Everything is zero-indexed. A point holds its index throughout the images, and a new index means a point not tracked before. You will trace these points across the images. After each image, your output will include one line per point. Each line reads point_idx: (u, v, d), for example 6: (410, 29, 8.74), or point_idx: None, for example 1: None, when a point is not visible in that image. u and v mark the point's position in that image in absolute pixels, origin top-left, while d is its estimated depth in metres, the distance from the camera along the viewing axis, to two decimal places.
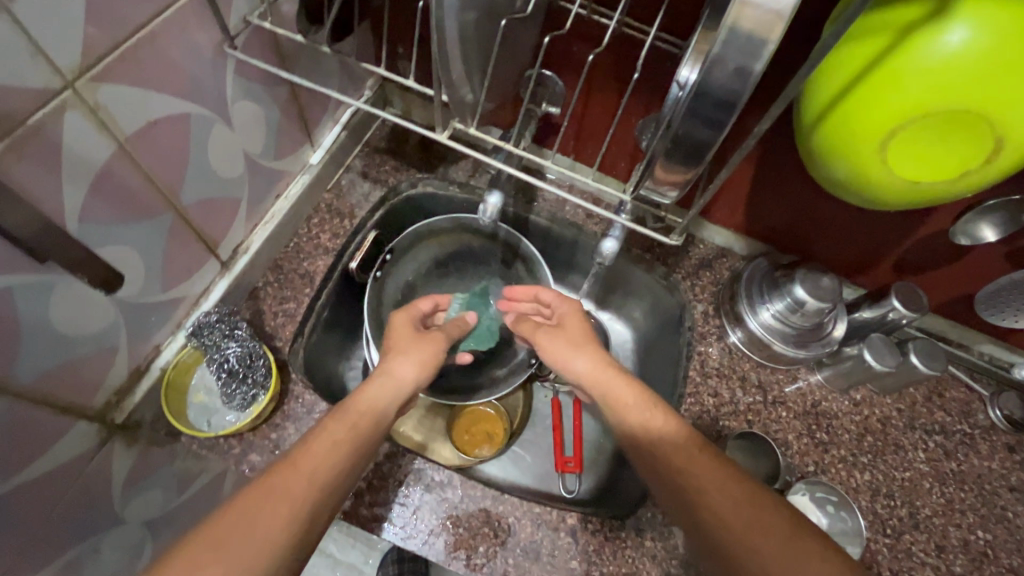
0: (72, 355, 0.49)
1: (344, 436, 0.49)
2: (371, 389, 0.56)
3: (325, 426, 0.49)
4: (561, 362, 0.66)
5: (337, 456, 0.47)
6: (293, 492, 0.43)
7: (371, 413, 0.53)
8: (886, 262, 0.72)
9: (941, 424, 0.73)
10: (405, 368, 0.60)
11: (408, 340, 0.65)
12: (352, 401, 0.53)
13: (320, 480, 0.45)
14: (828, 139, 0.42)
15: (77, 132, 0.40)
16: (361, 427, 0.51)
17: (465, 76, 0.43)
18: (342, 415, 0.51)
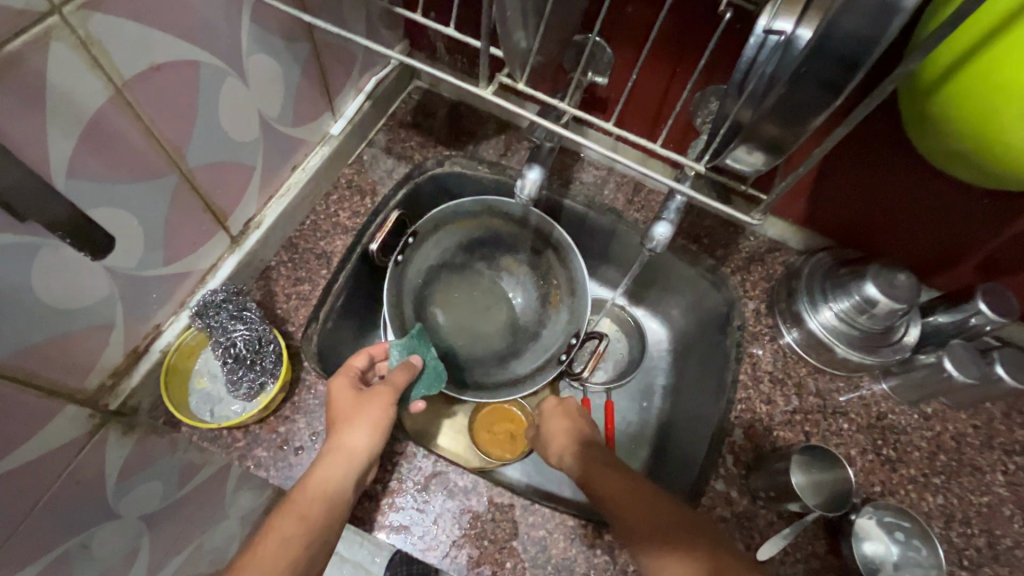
0: (59, 331, 0.43)
1: (295, 532, 0.47)
2: (318, 470, 0.50)
3: (272, 527, 0.47)
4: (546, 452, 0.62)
5: (288, 556, 0.46)
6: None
7: (325, 498, 0.49)
8: (967, 261, 0.64)
9: (1023, 444, 0.65)
10: (353, 438, 0.51)
11: (346, 407, 0.54)
12: (299, 491, 0.49)
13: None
14: (951, 101, 0.36)
15: (64, 69, 0.34)
16: (313, 517, 0.48)
17: (519, 17, 0.36)
18: (288, 509, 0.48)
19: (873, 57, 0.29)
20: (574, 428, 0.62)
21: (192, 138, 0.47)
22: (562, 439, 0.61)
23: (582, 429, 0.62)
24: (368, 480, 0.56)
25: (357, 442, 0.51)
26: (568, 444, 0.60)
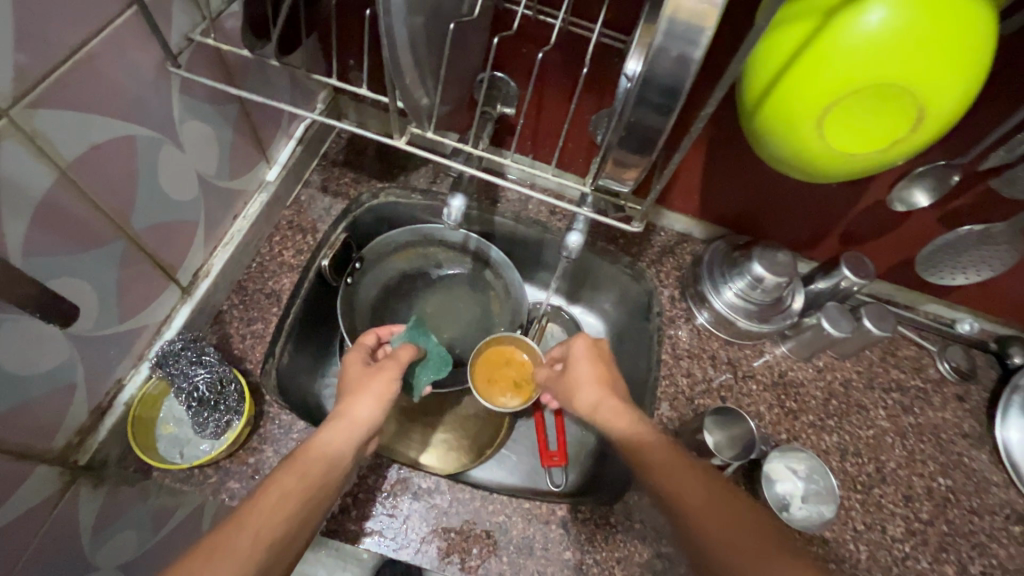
0: (23, 398, 0.46)
1: (295, 487, 0.50)
2: (322, 435, 0.55)
3: (275, 479, 0.50)
4: (568, 394, 0.64)
5: (289, 508, 0.48)
6: (238, 547, 0.44)
7: (326, 461, 0.53)
8: (832, 236, 0.76)
9: (897, 381, 0.78)
10: (360, 408, 0.59)
11: (358, 378, 0.62)
12: (304, 449, 0.54)
13: (266, 534, 0.46)
14: (768, 114, 0.44)
15: (16, 162, 0.39)
16: (314, 476, 0.52)
17: (418, 81, 0.43)
18: (290, 466, 0.52)
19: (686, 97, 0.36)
20: (609, 380, 0.63)
21: (135, 205, 0.51)
22: (595, 382, 0.62)
23: (612, 378, 0.63)
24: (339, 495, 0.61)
25: (364, 412, 0.59)
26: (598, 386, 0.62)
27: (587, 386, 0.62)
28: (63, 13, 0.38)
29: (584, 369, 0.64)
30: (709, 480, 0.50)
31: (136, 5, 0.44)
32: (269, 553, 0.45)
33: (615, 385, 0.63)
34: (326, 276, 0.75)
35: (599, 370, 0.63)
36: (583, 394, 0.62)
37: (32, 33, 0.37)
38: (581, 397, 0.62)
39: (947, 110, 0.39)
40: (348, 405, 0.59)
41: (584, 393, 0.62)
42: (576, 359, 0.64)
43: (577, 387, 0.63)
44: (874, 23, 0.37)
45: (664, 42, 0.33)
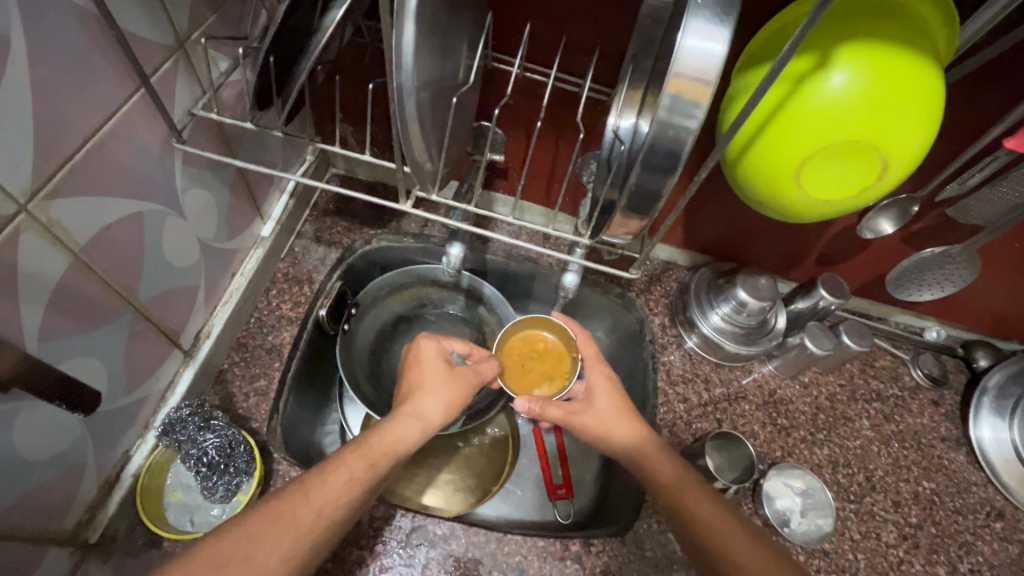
0: (36, 483, 0.46)
1: (362, 475, 0.50)
2: (395, 428, 0.55)
3: (344, 460, 0.51)
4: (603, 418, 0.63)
5: (351, 493, 0.49)
6: (301, 520, 0.46)
7: (393, 455, 0.54)
8: (807, 258, 0.80)
9: (877, 391, 0.83)
10: (429, 407, 0.59)
11: (434, 377, 0.61)
12: (376, 438, 0.54)
13: (327, 514, 0.47)
14: (749, 166, 0.47)
15: (33, 253, 0.39)
16: (380, 468, 0.52)
17: (424, 151, 0.46)
18: (361, 449, 0.52)
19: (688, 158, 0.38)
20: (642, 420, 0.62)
21: (142, 277, 0.51)
22: (625, 416, 0.62)
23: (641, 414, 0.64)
24: (355, 549, 0.61)
25: (433, 412, 0.59)
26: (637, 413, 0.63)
27: (620, 420, 0.62)
28: (76, 104, 0.39)
29: (609, 403, 0.63)
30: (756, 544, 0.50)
31: (143, 88, 0.45)
32: (323, 535, 0.46)
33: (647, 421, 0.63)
34: (323, 325, 0.75)
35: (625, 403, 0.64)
36: (610, 418, 0.62)
37: (49, 130, 0.38)
38: (613, 430, 0.62)
39: (908, 159, 0.43)
40: (424, 404, 0.59)
41: (620, 427, 0.62)
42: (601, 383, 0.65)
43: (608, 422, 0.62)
44: (839, 85, 0.41)
45: (665, 114, 0.35)
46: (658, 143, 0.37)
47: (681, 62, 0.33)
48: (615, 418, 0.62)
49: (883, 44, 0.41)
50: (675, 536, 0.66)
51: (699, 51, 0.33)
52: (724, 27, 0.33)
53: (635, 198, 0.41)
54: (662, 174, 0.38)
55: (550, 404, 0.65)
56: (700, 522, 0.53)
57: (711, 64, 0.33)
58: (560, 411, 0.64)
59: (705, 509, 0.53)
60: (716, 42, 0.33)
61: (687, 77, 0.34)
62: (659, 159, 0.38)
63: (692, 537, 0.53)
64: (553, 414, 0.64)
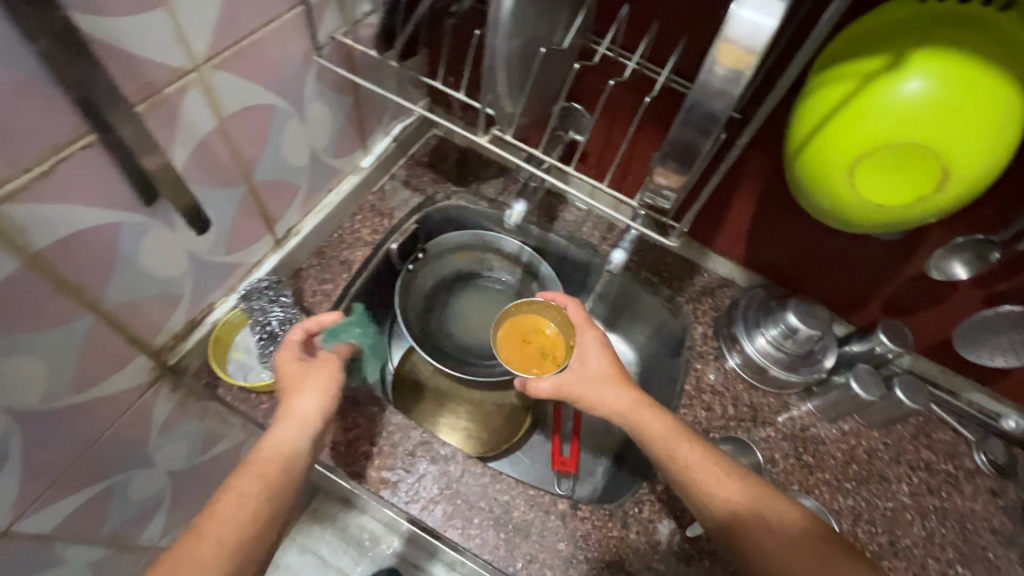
0: (146, 293, 0.56)
1: (253, 492, 0.52)
2: (271, 435, 0.56)
3: (229, 484, 0.52)
4: (581, 371, 0.68)
5: (246, 510, 0.51)
6: (201, 557, 0.47)
7: (281, 461, 0.55)
8: (875, 301, 0.77)
9: (926, 461, 0.76)
10: (304, 402, 0.59)
11: (294, 375, 0.61)
12: (256, 453, 0.54)
13: (228, 541, 0.49)
14: (806, 159, 0.49)
15: (194, 105, 0.50)
16: (270, 480, 0.53)
17: (508, 90, 0.52)
18: (247, 469, 0.53)
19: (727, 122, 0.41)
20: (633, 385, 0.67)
21: (260, 159, 0.63)
22: (618, 377, 0.67)
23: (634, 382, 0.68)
24: (366, 443, 0.67)
25: (307, 409, 0.58)
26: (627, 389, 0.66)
27: (614, 386, 0.66)
28: (252, 2, 0.50)
29: (602, 363, 0.68)
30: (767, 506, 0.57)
31: (302, 5, 0.56)
32: (231, 564, 0.48)
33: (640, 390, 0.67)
34: (392, 259, 0.85)
35: (620, 370, 0.68)
36: (599, 381, 0.66)
37: (230, 14, 0.49)
38: (607, 400, 0.65)
39: (969, 177, 0.44)
40: (296, 412, 0.58)
41: (613, 394, 0.65)
42: (591, 349, 0.69)
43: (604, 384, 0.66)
44: (912, 90, 0.42)
45: (708, 78, 0.38)
46: (705, 101, 0.40)
47: (732, 29, 0.36)
48: (607, 379, 0.67)
49: (967, 56, 0.41)
50: (663, 529, 0.66)
51: (751, 21, 0.35)
52: (779, 1, 0.35)
53: (683, 154, 0.44)
54: (709, 134, 0.41)
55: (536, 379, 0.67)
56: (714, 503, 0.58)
57: (760, 34, 0.35)
58: (549, 384, 0.66)
59: (713, 482, 0.58)
60: (768, 13, 0.35)
61: (735, 43, 0.36)
62: (704, 118, 0.40)
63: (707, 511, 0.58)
64: (544, 386, 0.66)
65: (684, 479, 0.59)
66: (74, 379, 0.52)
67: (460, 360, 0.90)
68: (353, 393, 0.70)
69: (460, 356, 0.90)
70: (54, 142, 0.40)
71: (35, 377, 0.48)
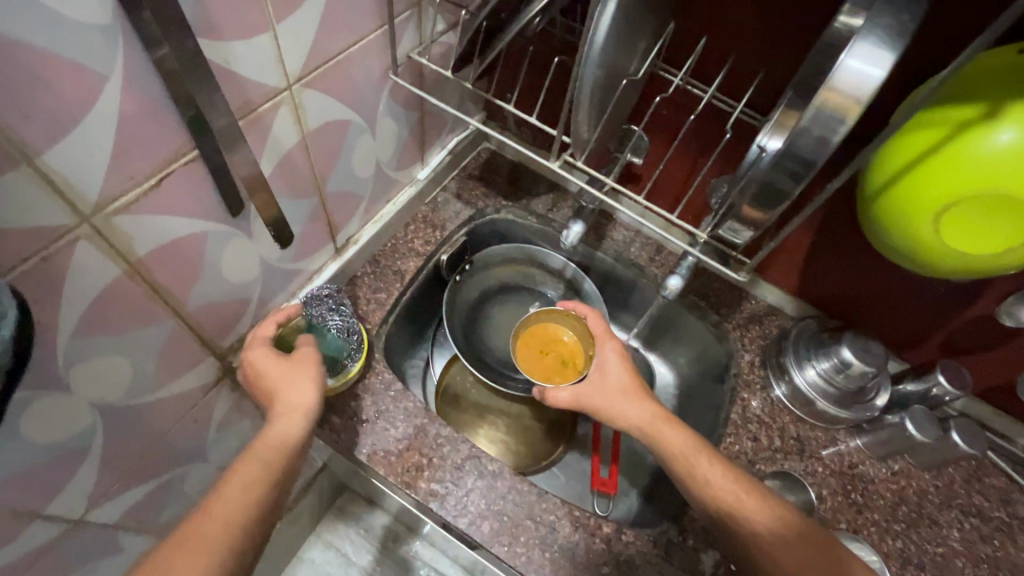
0: (221, 299, 0.58)
1: (259, 478, 0.52)
2: (274, 427, 0.56)
3: (234, 470, 0.52)
4: (600, 381, 0.68)
5: (253, 496, 0.51)
6: (208, 534, 0.47)
7: (283, 445, 0.56)
8: (931, 341, 0.76)
9: (979, 508, 0.74)
10: (295, 394, 0.59)
11: (277, 371, 0.60)
12: (258, 442, 0.55)
13: (236, 519, 0.49)
14: (886, 203, 0.49)
15: (282, 122, 0.52)
16: (274, 464, 0.54)
17: (587, 120, 0.52)
18: (250, 456, 0.54)
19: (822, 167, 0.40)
20: (650, 396, 0.67)
21: (332, 172, 0.64)
22: (636, 385, 0.67)
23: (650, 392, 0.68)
24: (416, 454, 0.68)
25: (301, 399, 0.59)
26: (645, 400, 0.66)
27: (632, 394, 0.66)
28: (344, 25, 0.52)
29: (621, 372, 0.68)
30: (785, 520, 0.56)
31: (387, 25, 0.58)
32: (241, 537, 0.48)
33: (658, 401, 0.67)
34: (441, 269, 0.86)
35: (637, 379, 0.68)
36: (617, 394, 0.66)
37: (322, 37, 0.50)
38: (624, 411, 0.65)
39: None
40: (295, 400, 0.59)
41: (630, 403, 0.65)
42: (610, 358, 0.70)
43: (622, 393, 0.66)
44: (1005, 141, 0.41)
45: (808, 125, 0.38)
46: (800, 146, 0.40)
47: (839, 77, 0.36)
48: (626, 387, 0.67)
49: None
50: (707, 559, 0.66)
51: (859, 70, 0.36)
52: (888, 53, 0.35)
53: (767, 195, 0.44)
54: (798, 177, 0.41)
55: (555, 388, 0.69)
56: (726, 506, 0.57)
57: (868, 85, 0.36)
58: (566, 394, 0.68)
59: (724, 485, 0.58)
60: (876, 64, 0.35)
61: (840, 92, 0.37)
62: (795, 161, 0.41)
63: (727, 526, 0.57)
64: (560, 397, 0.68)
65: (703, 495, 0.58)
66: (153, 378, 0.54)
67: (501, 373, 0.90)
68: (405, 404, 0.71)
69: (502, 369, 0.91)
70: (163, 156, 0.42)
71: (121, 375, 0.50)
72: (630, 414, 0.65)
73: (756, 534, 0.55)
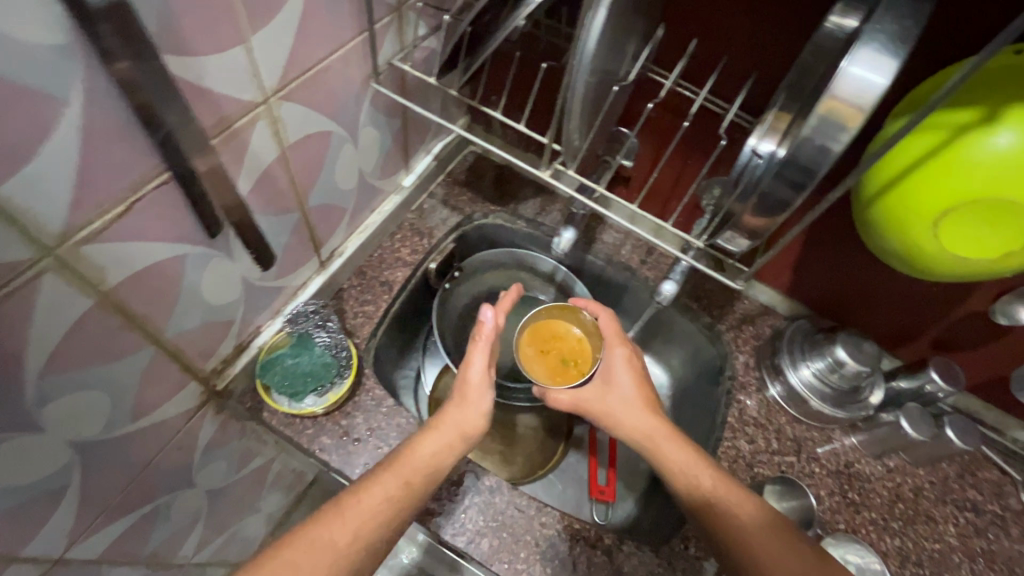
0: (200, 322, 0.55)
1: (393, 495, 0.56)
2: (419, 444, 0.60)
3: (378, 481, 0.56)
4: (603, 386, 0.68)
5: (379, 514, 0.55)
6: (338, 540, 0.53)
7: (428, 472, 0.59)
8: (923, 337, 0.76)
9: (973, 501, 0.75)
10: (464, 415, 0.63)
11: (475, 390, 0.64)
12: (406, 456, 0.58)
13: (363, 534, 0.54)
14: (884, 209, 0.48)
15: (260, 137, 0.49)
16: (414, 486, 0.57)
17: (579, 128, 0.50)
18: (394, 470, 0.57)
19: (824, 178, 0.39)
20: (656, 406, 0.66)
21: (315, 185, 0.62)
22: (641, 394, 0.67)
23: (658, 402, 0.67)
24: None
25: (474, 426, 0.63)
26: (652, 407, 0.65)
27: (635, 402, 0.66)
28: (321, 33, 0.49)
29: (628, 380, 0.67)
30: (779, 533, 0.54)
31: (367, 31, 0.55)
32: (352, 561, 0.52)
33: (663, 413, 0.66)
34: (430, 278, 0.85)
35: (644, 387, 0.67)
36: (621, 399, 0.66)
37: (299, 46, 0.48)
38: (626, 418, 0.65)
39: None
40: (451, 418, 0.62)
41: (634, 411, 0.65)
42: (617, 363, 0.68)
43: (625, 399, 0.66)
44: (1003, 144, 0.41)
45: (810, 134, 0.37)
46: (802, 155, 0.38)
47: (840, 85, 0.35)
48: (629, 394, 0.66)
49: None
50: (709, 567, 0.65)
51: (860, 78, 0.35)
52: (891, 60, 0.34)
53: (766, 204, 0.43)
54: (799, 187, 0.40)
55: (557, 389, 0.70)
56: (723, 514, 0.56)
57: (870, 93, 0.35)
58: (566, 397, 0.69)
59: (724, 496, 0.57)
60: (880, 71, 0.34)
61: (843, 100, 0.35)
62: (799, 170, 0.39)
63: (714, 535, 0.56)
64: (561, 399, 0.69)
65: (697, 505, 0.58)
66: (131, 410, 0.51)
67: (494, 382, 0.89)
68: (397, 420, 0.69)
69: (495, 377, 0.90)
70: (132, 180, 0.40)
71: (98, 411, 0.47)
72: (631, 421, 0.64)
73: (751, 543, 0.54)
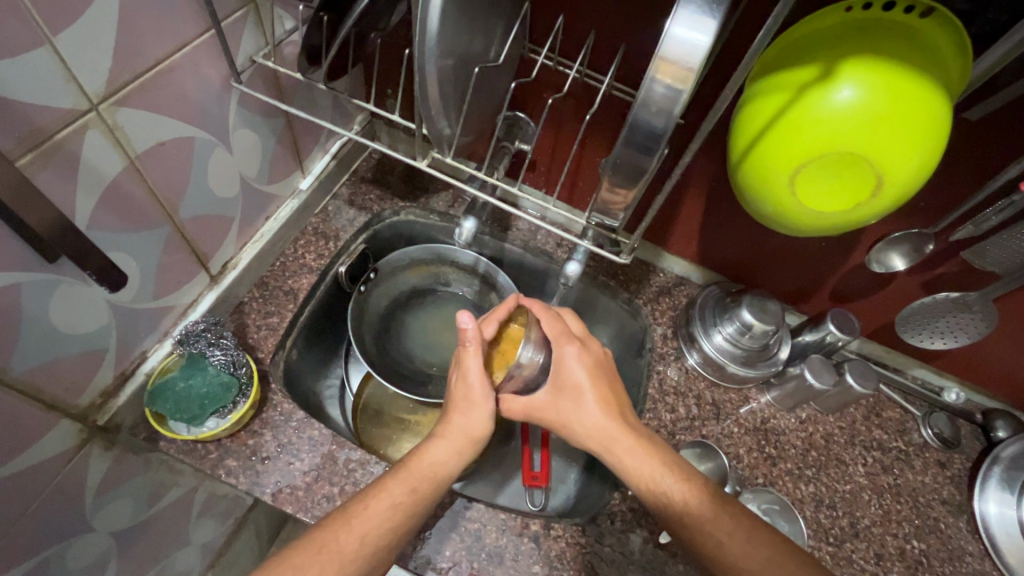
0: (59, 353, 0.51)
1: (405, 499, 0.56)
2: (436, 453, 0.60)
3: (387, 485, 0.56)
4: (557, 379, 0.64)
5: (392, 517, 0.54)
6: (344, 548, 0.52)
7: (434, 479, 0.59)
8: (821, 292, 0.80)
9: (879, 441, 0.79)
10: (470, 420, 0.61)
11: (476, 393, 0.61)
12: (414, 463, 0.58)
13: (370, 541, 0.53)
14: (748, 171, 0.49)
15: (95, 147, 0.46)
16: (421, 492, 0.57)
17: (442, 112, 0.48)
18: (403, 474, 0.57)
19: (670, 141, 0.40)
20: (614, 400, 0.64)
21: (185, 196, 0.58)
22: (596, 390, 0.63)
23: (618, 395, 0.65)
24: (326, 484, 0.64)
25: (481, 429, 0.62)
26: (612, 399, 0.63)
27: (587, 400, 0.63)
28: (153, 30, 0.46)
29: (583, 375, 0.63)
30: (751, 521, 0.55)
31: (214, 28, 0.52)
32: (360, 565, 0.52)
33: (623, 408, 0.64)
34: (342, 282, 0.82)
35: (599, 381, 0.64)
36: (571, 393, 0.63)
37: (125, 47, 0.44)
38: (581, 421, 0.62)
39: (905, 181, 0.44)
40: (461, 424, 0.61)
41: (590, 412, 0.62)
42: (569, 360, 0.64)
43: (579, 400, 0.63)
44: (844, 98, 0.42)
45: (647, 96, 0.37)
46: (643, 120, 0.39)
47: (667, 47, 0.35)
48: (583, 393, 0.63)
49: (891, 63, 0.41)
50: (635, 538, 0.66)
51: (685, 38, 0.35)
52: (712, 18, 0.34)
53: (623, 173, 0.43)
54: (650, 153, 0.40)
55: (509, 398, 0.66)
56: (694, 522, 0.55)
57: (695, 52, 0.35)
58: (519, 405, 0.65)
59: (700, 505, 0.56)
60: (702, 31, 0.34)
61: (672, 62, 0.36)
62: (646, 136, 0.40)
63: (680, 530, 0.56)
64: (514, 405, 0.65)
65: (649, 493, 0.58)
66: None
67: (418, 381, 0.86)
68: (308, 433, 0.67)
69: (420, 376, 0.87)
70: None
71: None
72: (588, 424, 0.62)
73: (725, 557, 0.53)
